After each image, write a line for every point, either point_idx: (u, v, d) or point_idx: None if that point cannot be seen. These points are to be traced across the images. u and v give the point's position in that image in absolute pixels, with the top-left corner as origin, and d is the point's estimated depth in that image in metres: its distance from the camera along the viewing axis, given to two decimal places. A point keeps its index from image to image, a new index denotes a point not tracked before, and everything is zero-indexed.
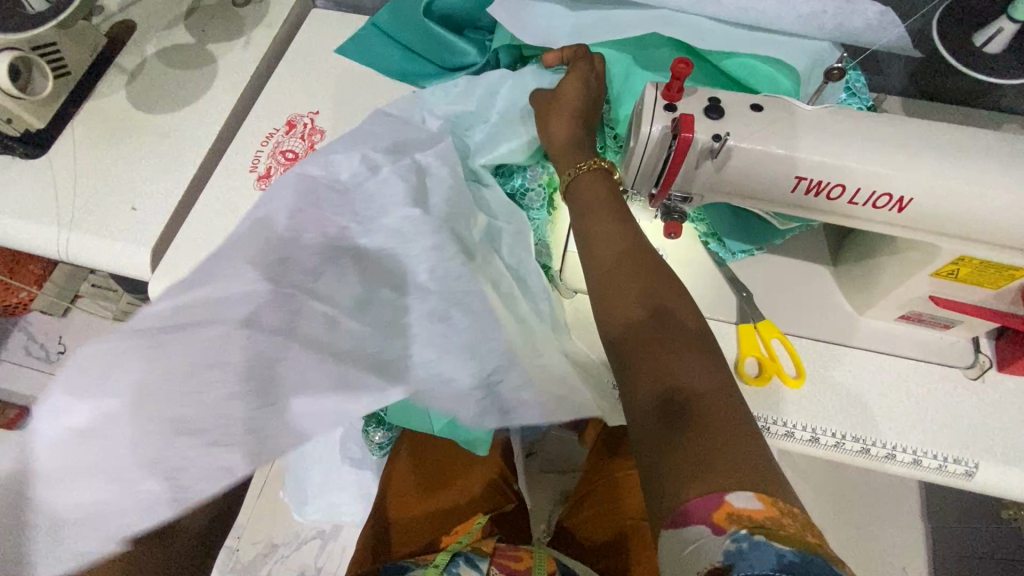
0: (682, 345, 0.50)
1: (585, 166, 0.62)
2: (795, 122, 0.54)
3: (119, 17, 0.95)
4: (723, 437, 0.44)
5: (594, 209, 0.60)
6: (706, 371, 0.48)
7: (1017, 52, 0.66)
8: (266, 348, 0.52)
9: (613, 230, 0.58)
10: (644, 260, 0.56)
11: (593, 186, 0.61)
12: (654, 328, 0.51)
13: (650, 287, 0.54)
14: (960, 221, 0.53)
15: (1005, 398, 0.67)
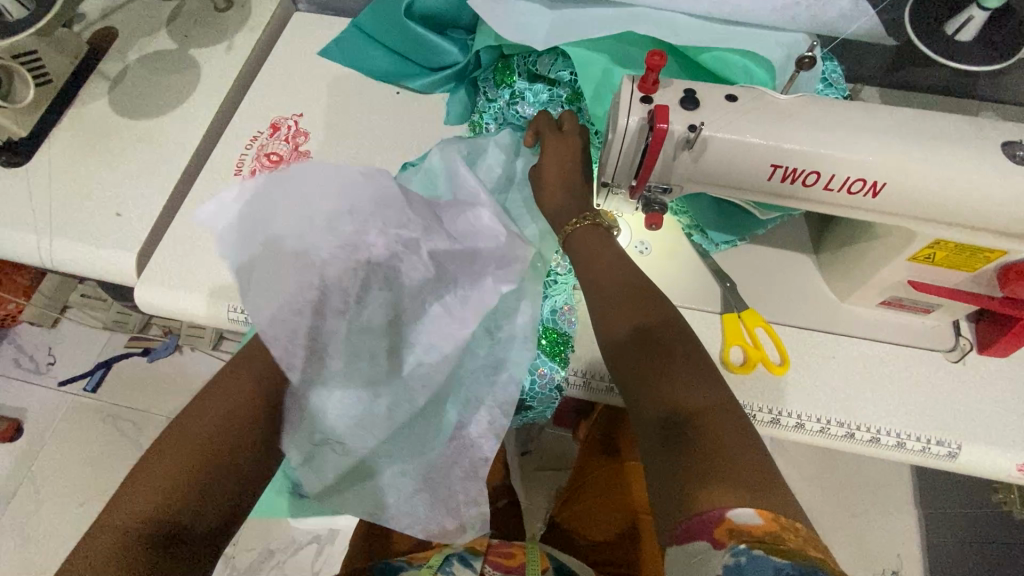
0: (679, 365, 0.52)
1: (575, 224, 0.65)
2: (768, 112, 0.55)
3: (102, 24, 0.95)
4: (723, 454, 0.46)
5: (587, 253, 0.63)
6: (702, 389, 0.50)
7: (987, 39, 0.68)
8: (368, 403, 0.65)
9: (613, 265, 0.62)
10: (635, 286, 0.60)
11: (588, 239, 0.64)
12: (643, 352, 0.54)
13: (641, 313, 0.57)
14: (933, 205, 0.54)
15: (985, 380, 0.68)
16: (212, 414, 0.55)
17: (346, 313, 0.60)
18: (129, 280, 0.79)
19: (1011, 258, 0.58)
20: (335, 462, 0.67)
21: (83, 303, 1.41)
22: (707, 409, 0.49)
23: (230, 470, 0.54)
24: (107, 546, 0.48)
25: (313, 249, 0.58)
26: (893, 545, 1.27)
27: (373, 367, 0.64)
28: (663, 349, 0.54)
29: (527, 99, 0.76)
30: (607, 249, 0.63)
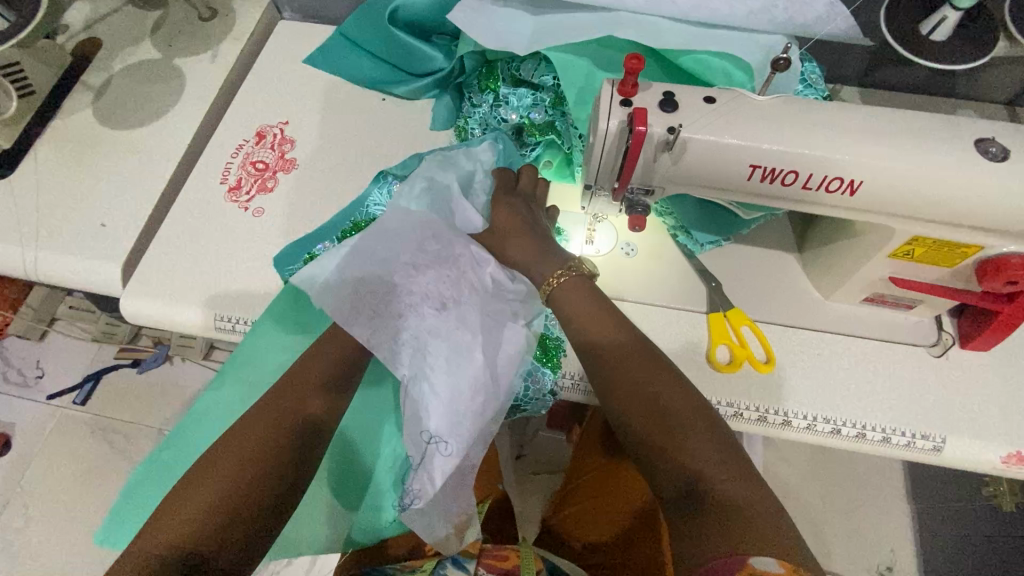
0: (691, 426, 0.52)
1: (559, 278, 0.63)
2: (746, 112, 0.55)
3: (85, 35, 0.95)
4: (744, 514, 0.47)
5: (577, 313, 0.62)
6: (718, 446, 0.51)
7: (961, 38, 0.69)
8: (458, 388, 0.65)
9: (607, 321, 0.60)
10: (636, 345, 0.59)
11: (570, 292, 0.62)
12: (654, 415, 0.54)
13: (648, 377, 0.56)
14: (911, 202, 0.55)
15: (969, 374, 0.69)
16: (270, 423, 0.54)
17: (441, 309, 0.67)
18: (115, 291, 0.79)
19: (988, 253, 0.58)
20: (443, 465, 0.65)
21: (72, 315, 1.43)
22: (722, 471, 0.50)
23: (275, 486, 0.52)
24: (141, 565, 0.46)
25: (402, 262, 0.67)
26: (888, 540, 1.28)
27: (465, 355, 0.66)
28: (678, 415, 0.53)
29: (511, 103, 0.76)
30: (587, 299, 0.62)
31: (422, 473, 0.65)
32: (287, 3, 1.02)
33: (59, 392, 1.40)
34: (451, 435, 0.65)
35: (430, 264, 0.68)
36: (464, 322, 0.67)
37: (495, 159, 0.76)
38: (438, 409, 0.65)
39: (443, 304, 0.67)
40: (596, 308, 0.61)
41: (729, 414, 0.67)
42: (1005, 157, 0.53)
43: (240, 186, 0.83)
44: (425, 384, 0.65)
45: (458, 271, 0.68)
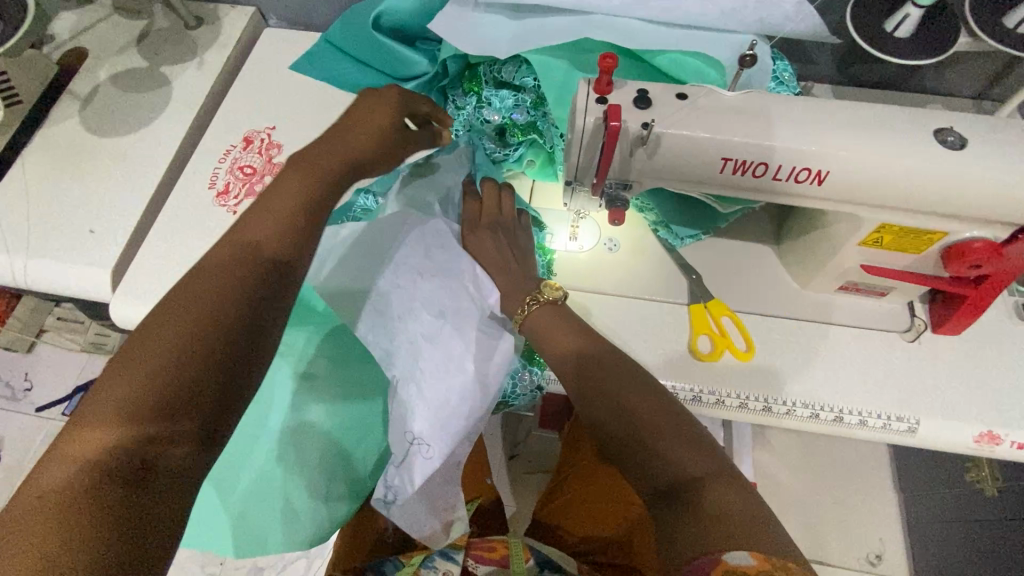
0: (664, 431, 0.54)
1: (531, 304, 0.68)
2: (717, 107, 0.58)
3: (71, 45, 0.96)
4: (726, 516, 0.47)
5: (552, 336, 0.65)
6: (694, 450, 0.52)
7: (924, 35, 0.72)
8: (441, 396, 0.69)
9: (581, 345, 0.64)
10: (608, 361, 0.62)
11: (541, 318, 0.66)
12: (626, 425, 0.56)
13: (619, 389, 0.58)
14: (875, 191, 0.57)
15: (940, 356, 0.71)
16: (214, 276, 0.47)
17: (441, 315, 0.72)
18: (104, 296, 0.79)
19: (952, 238, 0.61)
20: (423, 468, 0.69)
21: (61, 326, 1.41)
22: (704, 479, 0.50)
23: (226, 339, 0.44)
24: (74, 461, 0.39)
25: (409, 267, 0.74)
26: (875, 530, 1.30)
27: (455, 362, 0.70)
28: (651, 424, 0.55)
29: (493, 104, 0.78)
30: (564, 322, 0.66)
31: (400, 471, 0.69)
32: (273, 11, 1.04)
33: (48, 403, 1.39)
34: (432, 442, 0.69)
35: (430, 275, 0.73)
36: (461, 331, 0.71)
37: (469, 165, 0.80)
38: (418, 420, 0.69)
39: (443, 310, 0.72)
40: (571, 336, 0.65)
41: (711, 402, 0.69)
42: (962, 145, 0.55)
43: (228, 190, 0.85)
44: (422, 379, 0.70)
45: (454, 283, 0.73)
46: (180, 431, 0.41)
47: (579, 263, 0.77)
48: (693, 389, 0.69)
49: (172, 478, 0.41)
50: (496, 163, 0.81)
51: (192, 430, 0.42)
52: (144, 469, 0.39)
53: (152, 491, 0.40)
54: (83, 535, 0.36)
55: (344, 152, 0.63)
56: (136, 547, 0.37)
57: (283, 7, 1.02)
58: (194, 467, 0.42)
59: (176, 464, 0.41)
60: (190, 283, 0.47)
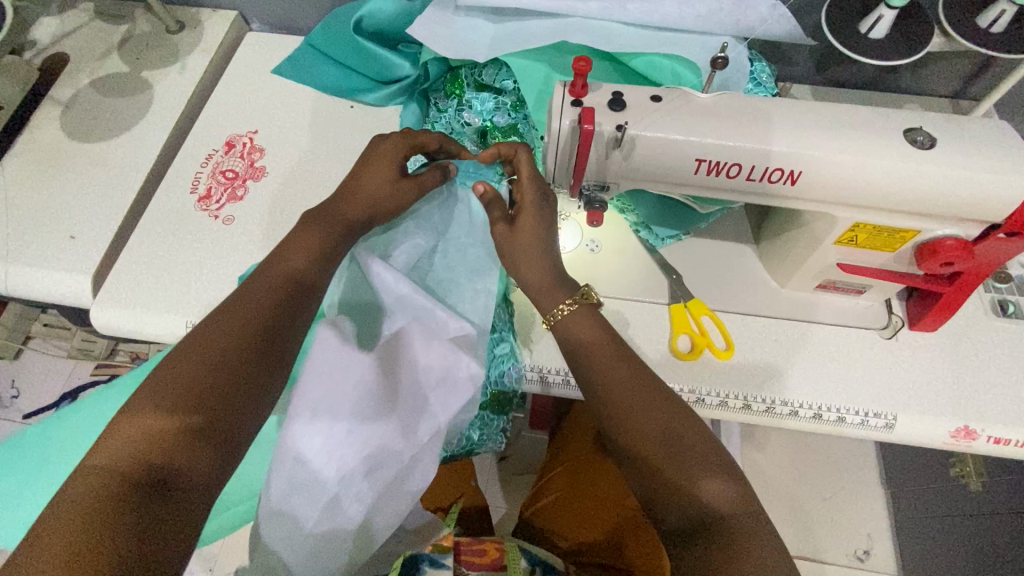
0: (699, 458, 0.54)
1: (565, 309, 0.63)
2: (689, 109, 0.58)
3: (52, 50, 0.96)
4: (753, 554, 0.49)
5: (589, 347, 0.61)
6: (725, 481, 0.53)
7: (899, 35, 0.73)
8: (361, 472, 0.65)
9: (617, 362, 0.60)
10: (646, 379, 0.59)
11: (574, 324, 0.62)
12: (664, 447, 0.55)
13: (660, 411, 0.57)
14: (847, 191, 0.58)
15: (916, 352, 0.72)
16: (233, 319, 0.54)
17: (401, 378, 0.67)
18: (85, 302, 0.79)
19: (925, 236, 0.62)
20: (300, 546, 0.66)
21: (46, 332, 1.41)
22: (730, 508, 0.52)
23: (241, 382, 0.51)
24: (101, 478, 0.44)
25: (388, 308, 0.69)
26: (864, 525, 1.31)
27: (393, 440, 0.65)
28: (691, 450, 0.54)
29: (474, 107, 0.78)
30: (597, 331, 0.62)
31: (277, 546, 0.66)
32: (255, 15, 1.04)
33: (34, 411, 1.38)
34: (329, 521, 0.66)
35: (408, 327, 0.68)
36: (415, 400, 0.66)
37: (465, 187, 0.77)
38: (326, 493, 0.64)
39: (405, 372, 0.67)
40: (602, 340, 0.62)
41: (692, 401, 0.70)
42: (932, 144, 0.56)
43: (210, 195, 0.84)
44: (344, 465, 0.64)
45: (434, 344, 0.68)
46: (206, 445, 0.48)
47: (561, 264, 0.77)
48: (674, 388, 0.70)
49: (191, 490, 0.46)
50: None
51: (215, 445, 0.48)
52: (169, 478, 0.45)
53: (175, 503, 0.45)
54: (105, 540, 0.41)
55: (345, 212, 0.66)
56: (161, 548, 0.43)
57: (266, 10, 1.02)
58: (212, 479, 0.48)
59: (196, 482, 0.47)
60: (222, 318, 0.54)
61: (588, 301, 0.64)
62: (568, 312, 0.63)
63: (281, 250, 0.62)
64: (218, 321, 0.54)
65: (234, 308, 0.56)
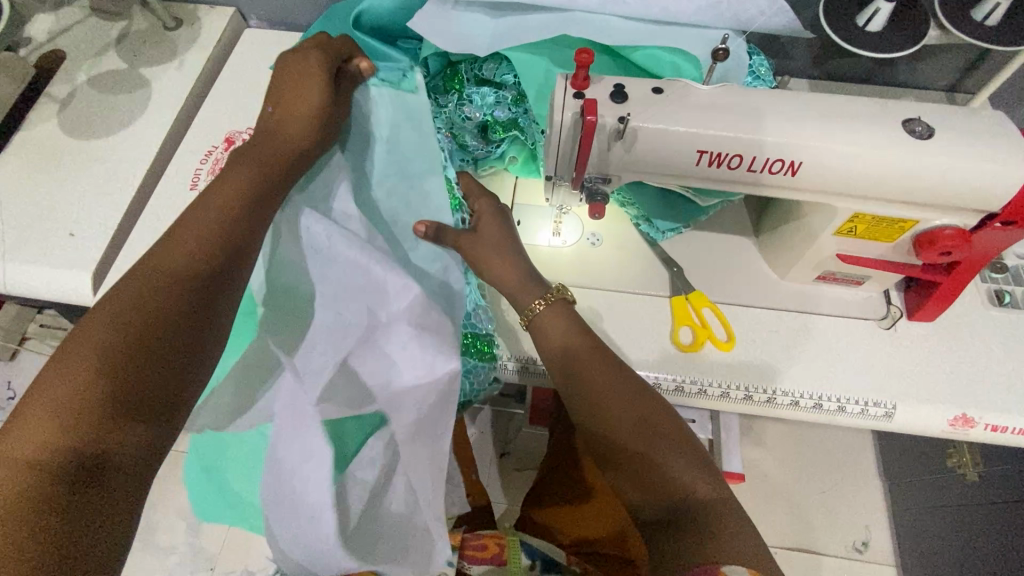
0: (671, 444, 0.56)
1: (539, 305, 0.66)
2: (690, 101, 0.59)
3: (48, 47, 0.96)
4: (728, 535, 0.51)
5: (564, 341, 0.64)
6: (699, 469, 0.55)
7: (897, 29, 0.73)
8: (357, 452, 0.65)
9: (592, 355, 0.62)
10: (623, 371, 0.61)
11: (553, 318, 0.65)
12: (637, 434, 0.57)
13: (635, 399, 0.59)
14: (847, 181, 0.58)
15: (915, 342, 0.73)
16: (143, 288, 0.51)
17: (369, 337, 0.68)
18: (85, 299, 0.79)
19: (923, 226, 0.62)
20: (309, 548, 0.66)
21: (42, 333, 1.41)
22: (710, 495, 0.54)
23: (165, 351, 0.49)
24: (16, 467, 0.42)
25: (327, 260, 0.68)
26: (863, 517, 1.32)
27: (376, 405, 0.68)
28: (667, 436, 0.57)
29: (474, 102, 0.78)
30: (572, 331, 0.64)
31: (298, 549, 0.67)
32: (253, 11, 1.03)
33: None
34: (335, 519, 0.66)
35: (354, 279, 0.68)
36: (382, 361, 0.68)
37: (388, 114, 0.77)
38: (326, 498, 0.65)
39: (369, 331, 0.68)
40: (573, 334, 0.64)
41: (693, 391, 0.70)
42: (930, 135, 0.57)
43: None
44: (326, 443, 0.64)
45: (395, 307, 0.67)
46: (125, 438, 0.46)
47: (563, 258, 0.77)
48: (677, 379, 0.70)
49: (124, 465, 0.45)
50: (478, 160, 0.82)
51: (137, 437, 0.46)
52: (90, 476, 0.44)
53: (108, 480, 0.44)
54: (35, 531, 0.40)
55: (272, 150, 0.66)
56: (96, 519, 0.43)
57: (264, 7, 1.01)
58: (138, 473, 0.47)
59: (128, 456, 0.46)
60: (128, 289, 0.51)
61: (562, 296, 0.67)
62: (545, 307, 0.66)
63: (172, 236, 0.56)
64: (107, 306, 0.50)
65: (125, 289, 0.51)
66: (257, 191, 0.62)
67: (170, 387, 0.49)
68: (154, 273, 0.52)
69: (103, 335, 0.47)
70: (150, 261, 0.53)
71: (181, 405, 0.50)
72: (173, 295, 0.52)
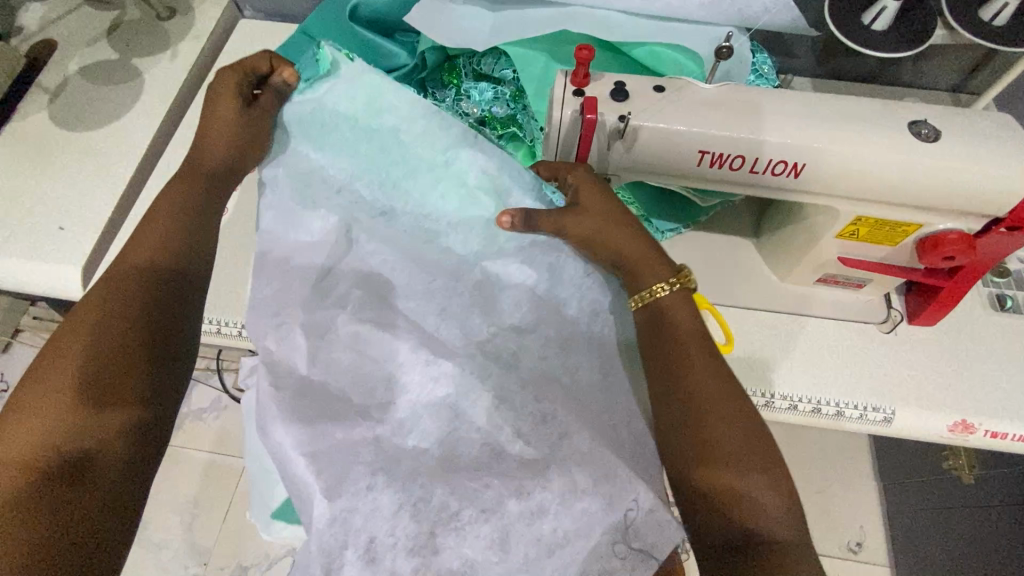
0: (764, 467, 0.50)
1: (664, 287, 0.58)
2: (692, 100, 0.58)
3: (40, 36, 0.94)
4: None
5: (684, 327, 0.56)
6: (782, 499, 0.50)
7: (902, 28, 0.72)
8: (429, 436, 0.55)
9: (707, 351, 0.55)
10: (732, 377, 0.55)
11: (676, 303, 0.57)
12: (739, 446, 0.51)
13: (743, 410, 0.52)
14: (849, 184, 0.58)
15: (915, 346, 0.73)
16: (115, 300, 0.52)
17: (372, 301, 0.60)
18: (74, 294, 0.77)
19: (927, 231, 0.61)
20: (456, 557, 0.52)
21: (35, 325, 1.40)
22: (777, 534, 0.48)
23: (140, 358, 0.51)
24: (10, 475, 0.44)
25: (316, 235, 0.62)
26: (857, 517, 1.32)
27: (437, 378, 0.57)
28: (764, 457, 0.51)
29: (472, 97, 0.77)
30: (694, 327, 0.57)
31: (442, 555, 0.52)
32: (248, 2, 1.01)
33: None
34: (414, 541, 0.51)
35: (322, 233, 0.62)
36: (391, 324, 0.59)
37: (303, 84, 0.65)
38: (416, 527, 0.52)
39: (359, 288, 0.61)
40: (694, 329, 0.56)
41: None
42: (936, 138, 0.55)
43: None
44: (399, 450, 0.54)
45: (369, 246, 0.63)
46: (112, 440, 0.48)
47: None
48: None
49: (114, 466, 0.48)
50: None
51: (122, 430, 0.48)
52: (82, 470, 0.46)
53: (98, 478, 0.47)
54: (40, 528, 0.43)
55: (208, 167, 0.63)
56: (92, 515, 0.45)
57: None
58: (133, 460, 0.49)
59: (117, 457, 0.48)
60: (97, 304, 0.52)
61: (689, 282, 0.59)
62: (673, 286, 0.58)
63: (128, 252, 0.56)
64: (67, 328, 0.51)
65: (87, 306, 0.52)
66: (195, 209, 0.60)
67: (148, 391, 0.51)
68: (114, 288, 0.53)
69: (75, 348, 0.49)
70: (118, 270, 0.55)
71: (166, 405, 0.52)
72: (143, 306, 0.53)
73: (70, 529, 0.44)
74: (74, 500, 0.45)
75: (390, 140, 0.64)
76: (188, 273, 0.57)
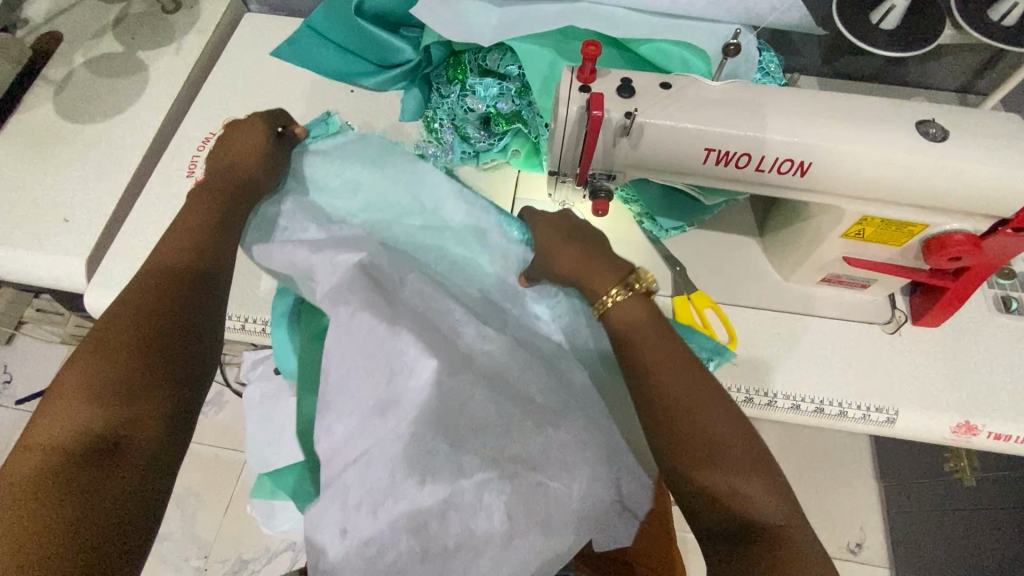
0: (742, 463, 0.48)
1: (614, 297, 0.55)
2: (698, 97, 0.57)
3: (45, 28, 0.94)
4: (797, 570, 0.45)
5: (639, 336, 0.53)
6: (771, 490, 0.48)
7: (910, 26, 0.72)
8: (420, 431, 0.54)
9: (665, 356, 0.52)
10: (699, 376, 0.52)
11: (628, 311, 0.54)
12: (710, 452, 0.48)
13: (714, 409, 0.50)
14: (855, 183, 0.57)
15: (918, 346, 0.72)
16: (152, 291, 0.53)
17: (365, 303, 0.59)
18: (78, 286, 0.77)
19: (933, 231, 0.61)
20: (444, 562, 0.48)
21: (39, 317, 1.41)
22: (770, 526, 0.47)
23: (173, 349, 0.51)
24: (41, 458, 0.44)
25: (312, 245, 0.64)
26: (857, 519, 1.32)
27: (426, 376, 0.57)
28: (740, 455, 0.48)
29: (477, 93, 0.76)
30: (654, 330, 0.53)
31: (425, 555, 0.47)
32: None
33: (27, 397, 1.36)
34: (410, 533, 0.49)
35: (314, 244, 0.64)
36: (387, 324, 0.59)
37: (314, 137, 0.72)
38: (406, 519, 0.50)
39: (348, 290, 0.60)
40: (653, 331, 0.53)
41: None
42: (944, 137, 0.55)
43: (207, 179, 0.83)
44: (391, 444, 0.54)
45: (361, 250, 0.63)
46: (144, 426, 0.48)
47: None
48: None
49: (143, 455, 0.47)
50: (480, 153, 0.81)
51: (153, 417, 0.48)
52: (108, 453, 0.45)
53: (127, 463, 0.46)
54: (66, 508, 0.42)
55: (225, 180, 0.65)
56: (120, 497, 0.44)
57: None
58: (161, 451, 0.48)
59: (148, 446, 0.47)
60: (134, 296, 0.53)
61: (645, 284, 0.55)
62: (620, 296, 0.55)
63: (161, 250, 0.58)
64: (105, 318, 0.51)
65: (123, 299, 0.53)
66: (222, 212, 0.61)
67: (181, 381, 0.51)
68: (149, 279, 0.55)
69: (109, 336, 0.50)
70: (154, 267, 0.56)
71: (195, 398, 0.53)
72: (177, 299, 0.54)
73: (98, 508, 0.43)
74: (103, 484, 0.44)
75: (388, 184, 0.69)
76: (220, 273, 0.58)
